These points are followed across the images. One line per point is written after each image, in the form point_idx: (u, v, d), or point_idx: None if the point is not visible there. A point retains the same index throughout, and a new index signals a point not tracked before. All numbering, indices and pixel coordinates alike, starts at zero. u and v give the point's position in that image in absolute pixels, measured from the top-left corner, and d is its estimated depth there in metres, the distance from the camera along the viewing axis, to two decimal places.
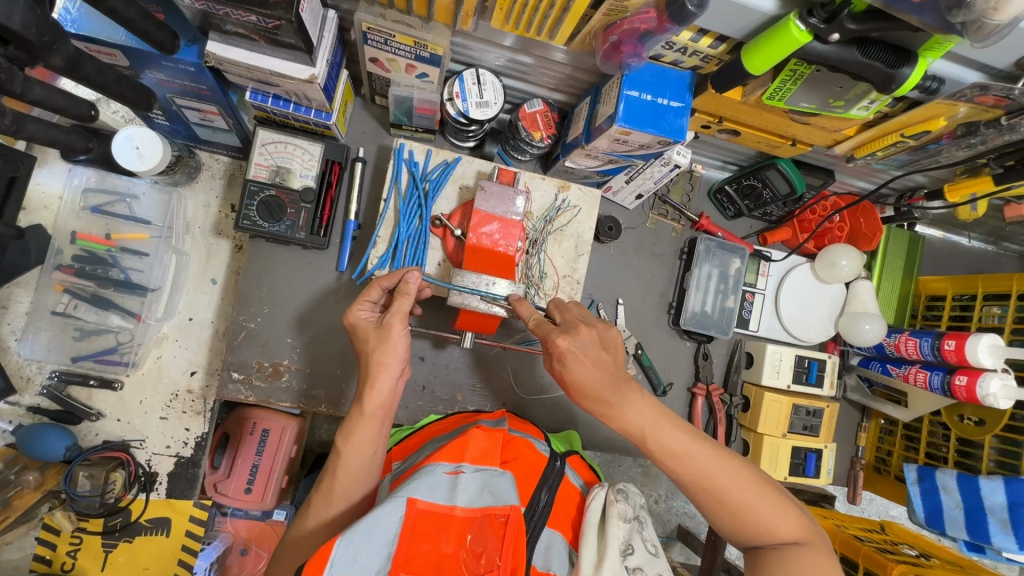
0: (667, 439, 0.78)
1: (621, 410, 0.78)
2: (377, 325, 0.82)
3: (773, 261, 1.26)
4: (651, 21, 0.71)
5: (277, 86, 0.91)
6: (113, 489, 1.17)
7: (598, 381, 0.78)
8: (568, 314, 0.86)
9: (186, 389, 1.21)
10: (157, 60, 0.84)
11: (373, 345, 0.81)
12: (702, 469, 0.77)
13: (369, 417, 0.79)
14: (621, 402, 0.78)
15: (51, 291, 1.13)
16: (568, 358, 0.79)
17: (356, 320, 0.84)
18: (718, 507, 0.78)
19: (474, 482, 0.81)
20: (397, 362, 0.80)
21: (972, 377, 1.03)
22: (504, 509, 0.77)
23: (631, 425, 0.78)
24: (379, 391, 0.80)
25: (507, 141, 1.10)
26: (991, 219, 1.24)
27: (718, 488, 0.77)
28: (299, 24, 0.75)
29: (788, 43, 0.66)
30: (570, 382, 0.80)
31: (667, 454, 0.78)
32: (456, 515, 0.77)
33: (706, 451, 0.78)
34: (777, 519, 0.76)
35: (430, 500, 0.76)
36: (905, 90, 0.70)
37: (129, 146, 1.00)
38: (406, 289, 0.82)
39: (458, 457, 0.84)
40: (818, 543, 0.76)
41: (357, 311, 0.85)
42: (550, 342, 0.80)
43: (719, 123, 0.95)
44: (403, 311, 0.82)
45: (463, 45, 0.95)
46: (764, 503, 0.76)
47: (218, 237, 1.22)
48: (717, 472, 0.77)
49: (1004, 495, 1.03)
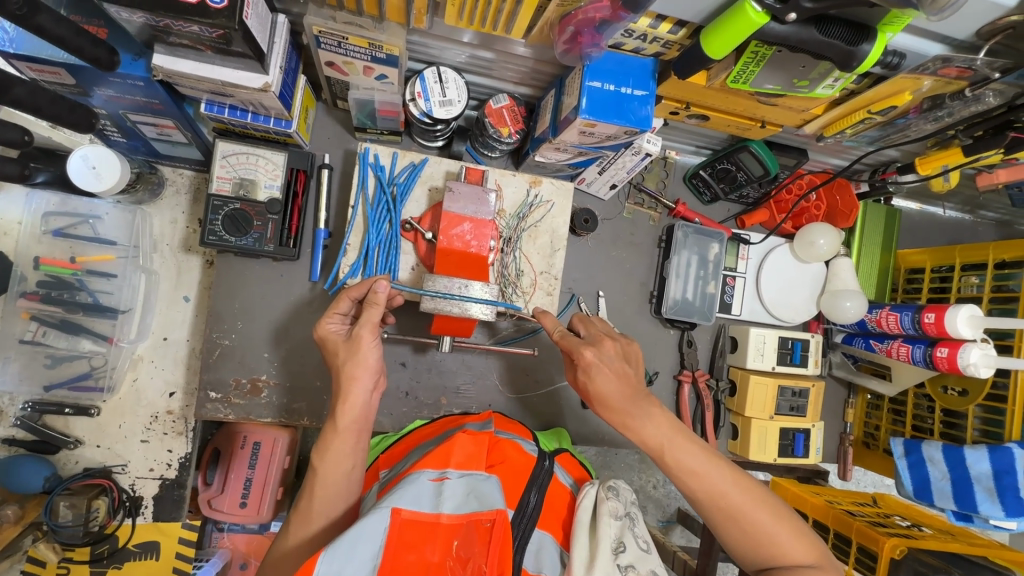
0: (685, 457, 0.79)
1: (640, 423, 0.80)
2: (347, 338, 0.81)
3: (752, 244, 1.25)
4: (605, 9, 0.69)
5: (231, 96, 0.88)
6: (97, 517, 1.15)
7: (620, 395, 0.80)
8: (591, 331, 0.87)
9: (165, 410, 1.20)
10: (102, 77, 0.81)
11: (345, 358, 0.80)
12: (718, 488, 0.78)
13: (343, 432, 0.78)
14: (639, 412, 0.80)
15: (16, 319, 1.08)
16: (594, 370, 0.81)
17: (326, 333, 0.83)
18: (731, 526, 0.79)
19: (459, 488, 0.80)
20: (372, 370, 0.80)
21: (953, 348, 1.03)
22: (489, 514, 0.76)
23: (650, 439, 0.80)
24: (353, 405, 0.78)
25: (476, 139, 1.08)
26: (965, 189, 1.24)
27: (733, 507, 0.78)
28: (245, 32, 0.73)
29: (745, 26, 0.64)
30: (593, 393, 0.82)
31: (684, 471, 0.79)
32: (442, 523, 0.76)
33: (723, 472, 0.79)
34: (791, 541, 0.77)
35: (414, 509, 0.75)
36: (867, 67, 0.68)
37: (85, 166, 0.97)
38: (375, 299, 0.81)
39: (443, 463, 0.83)
40: (829, 567, 0.77)
41: (327, 324, 0.84)
42: (577, 354, 0.82)
43: (687, 109, 0.94)
44: (373, 322, 0.80)
45: (422, 44, 0.92)
46: (777, 522, 0.78)
47: (187, 253, 1.20)
48: (733, 492, 0.78)
49: (989, 463, 1.02)
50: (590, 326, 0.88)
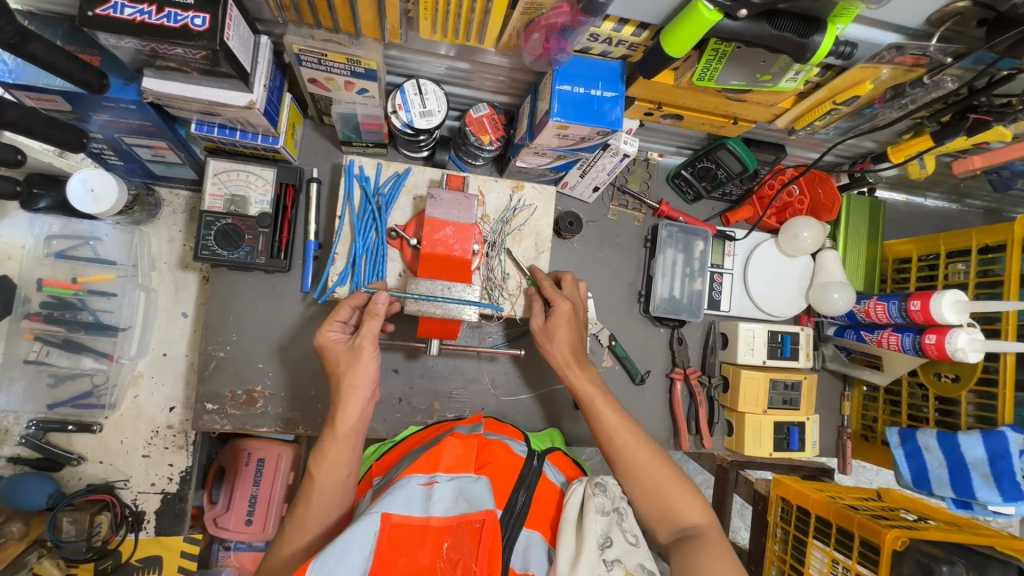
0: (606, 411, 0.94)
1: (576, 373, 0.98)
2: (348, 347, 0.87)
3: (738, 240, 1.26)
4: (566, 15, 0.72)
5: (219, 115, 0.92)
6: (100, 532, 1.16)
7: (573, 340, 0.99)
8: (549, 292, 1.00)
9: (166, 425, 1.22)
10: (97, 102, 0.85)
11: (346, 368, 0.85)
12: (628, 445, 0.91)
13: (342, 438, 0.82)
14: (581, 363, 0.99)
15: (21, 340, 1.12)
16: (560, 317, 0.99)
17: (325, 342, 0.88)
18: (636, 482, 0.89)
19: (448, 491, 0.81)
20: (369, 380, 0.85)
21: (940, 334, 1.03)
22: (478, 515, 0.77)
23: (583, 388, 0.97)
24: (350, 414, 0.83)
25: (458, 147, 1.11)
26: (946, 176, 1.26)
27: (638, 462, 0.90)
28: (226, 52, 0.76)
29: (700, 24, 0.67)
30: (552, 335, 0.99)
31: (603, 424, 0.94)
32: (433, 526, 0.77)
33: (632, 431, 0.93)
34: (686, 504, 0.87)
35: (405, 514, 0.76)
36: (820, 58, 0.71)
37: (84, 188, 1.01)
38: (375, 310, 0.87)
39: (433, 467, 0.85)
40: (716, 535, 0.84)
41: (326, 331, 0.88)
42: (554, 300, 1.00)
43: (660, 109, 0.96)
44: (373, 333, 0.86)
45: (401, 58, 0.96)
46: (675, 484, 0.88)
47: (185, 270, 1.23)
48: (639, 450, 0.91)
49: (984, 449, 1.02)
50: (549, 286, 1.01)
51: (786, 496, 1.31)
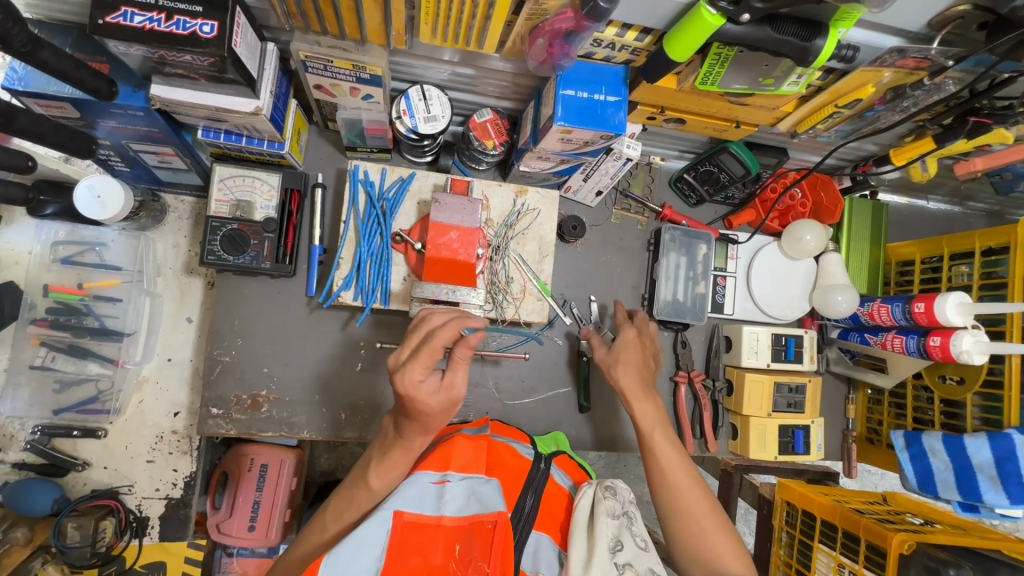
0: (660, 447, 0.90)
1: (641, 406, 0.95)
2: (446, 399, 0.72)
3: (740, 243, 1.27)
4: (570, 20, 0.73)
5: (226, 121, 0.92)
6: (104, 538, 1.16)
7: (636, 370, 0.99)
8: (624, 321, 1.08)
9: (170, 430, 1.22)
10: (105, 109, 0.86)
11: (439, 414, 0.73)
12: (676, 484, 0.86)
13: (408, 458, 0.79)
14: (648, 394, 0.95)
15: (27, 345, 1.13)
16: (625, 346, 1.02)
17: (414, 391, 0.69)
18: (681, 523, 0.84)
19: (460, 490, 0.81)
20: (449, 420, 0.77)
21: (945, 337, 1.02)
22: (490, 516, 0.76)
23: (645, 421, 0.93)
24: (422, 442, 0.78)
25: (462, 152, 1.12)
26: (948, 179, 1.26)
27: (684, 503, 0.85)
28: (234, 59, 0.77)
29: (703, 28, 0.68)
30: (614, 363, 1.00)
31: (655, 460, 0.89)
32: (445, 525, 0.77)
33: (685, 471, 0.88)
34: (728, 554, 0.81)
35: (417, 512, 0.76)
36: (822, 62, 0.71)
37: (91, 195, 1.02)
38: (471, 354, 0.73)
39: (444, 465, 0.84)
40: None
41: (419, 380, 0.70)
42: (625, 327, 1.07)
43: (662, 113, 0.97)
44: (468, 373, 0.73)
45: (405, 64, 0.97)
46: (719, 531, 0.83)
47: (189, 275, 1.24)
48: (690, 492, 0.85)
49: (990, 451, 1.01)
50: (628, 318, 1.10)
51: (791, 500, 1.30)
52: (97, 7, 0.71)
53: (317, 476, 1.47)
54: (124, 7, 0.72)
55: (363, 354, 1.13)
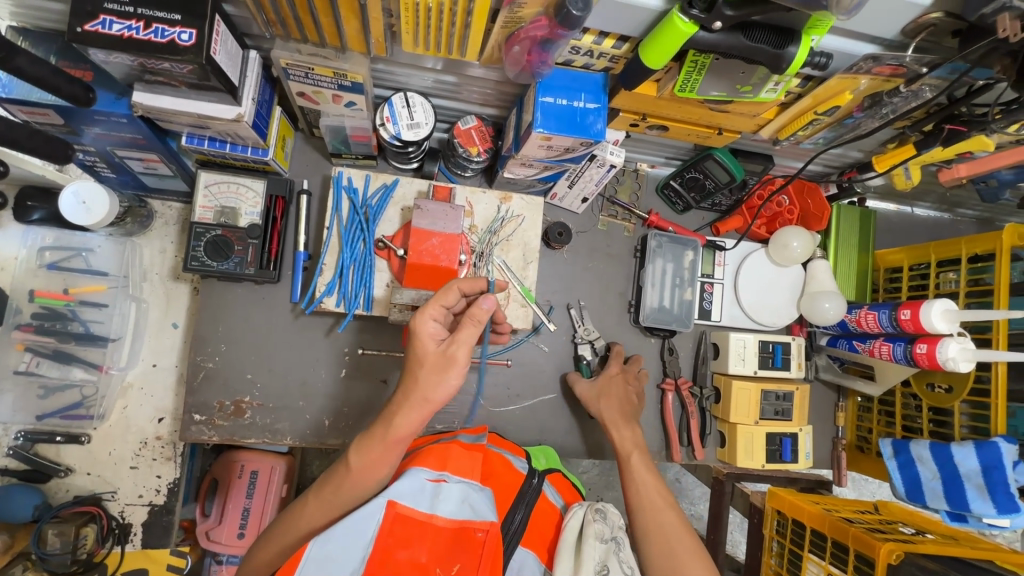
0: (641, 469, 0.94)
1: (622, 437, 1.02)
2: (440, 351, 0.79)
3: (727, 250, 1.27)
4: (544, 28, 0.73)
5: (209, 128, 0.93)
6: (85, 544, 1.16)
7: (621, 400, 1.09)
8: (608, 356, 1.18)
9: (155, 436, 1.22)
10: (88, 115, 0.87)
11: (430, 371, 0.78)
12: (652, 503, 0.89)
13: (390, 444, 0.79)
14: (629, 423, 1.05)
15: (11, 351, 1.12)
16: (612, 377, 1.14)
17: (421, 326, 0.79)
18: (654, 545, 0.84)
19: (455, 492, 0.82)
20: (446, 395, 0.79)
21: (931, 344, 1.02)
22: (482, 525, 0.78)
23: (625, 448, 1.00)
24: (406, 423, 0.79)
25: (447, 159, 1.12)
26: (935, 186, 1.26)
27: (658, 524, 0.86)
28: (212, 66, 0.77)
29: (676, 36, 0.68)
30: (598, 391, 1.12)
31: (634, 480, 0.93)
32: (436, 524, 0.78)
33: (661, 494, 0.91)
34: None
35: (410, 506, 0.78)
36: (796, 69, 0.71)
37: (76, 201, 1.02)
38: (478, 316, 0.78)
39: (441, 466, 0.86)
40: None
41: (427, 320, 0.80)
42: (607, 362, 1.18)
43: (644, 119, 0.97)
44: (470, 343, 0.79)
45: (388, 72, 0.98)
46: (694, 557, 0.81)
47: (176, 281, 1.24)
48: (664, 512, 0.87)
49: (977, 460, 1.00)
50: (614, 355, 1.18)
51: (782, 509, 1.29)
52: (75, 14, 0.72)
53: (304, 484, 1.46)
54: (103, 16, 0.72)
55: (347, 360, 1.12)
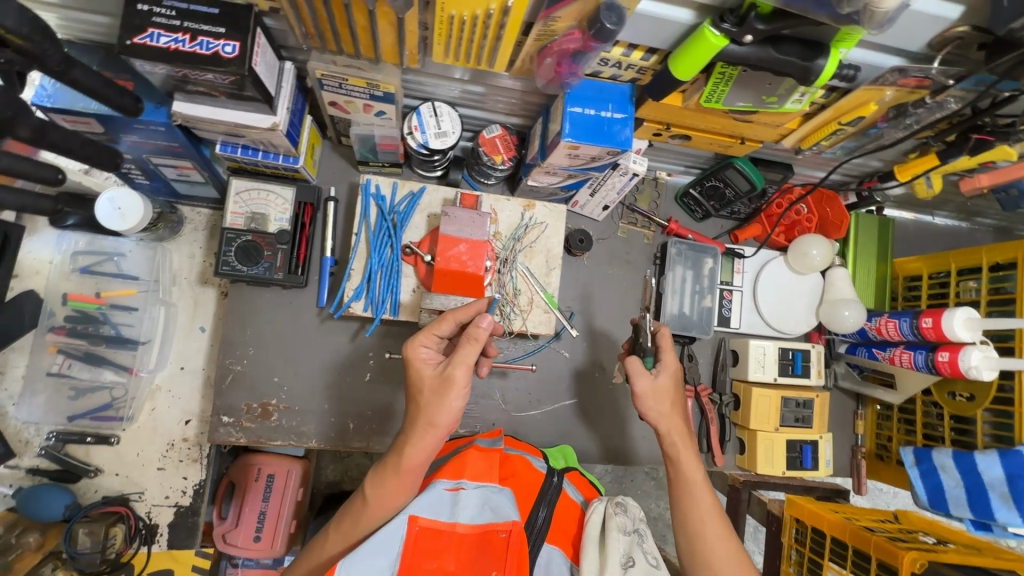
0: (696, 494, 0.87)
1: (694, 468, 0.88)
2: (438, 374, 0.79)
3: (746, 257, 1.28)
4: (577, 41, 0.75)
5: (244, 137, 0.95)
6: (114, 544, 1.18)
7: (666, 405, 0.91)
8: (662, 339, 0.94)
9: (181, 438, 1.24)
10: (129, 124, 0.90)
11: (430, 395, 0.79)
12: (701, 532, 0.85)
13: (404, 474, 0.80)
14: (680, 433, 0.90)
15: (45, 353, 1.16)
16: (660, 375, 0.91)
17: (416, 355, 0.81)
18: (698, 566, 0.84)
19: (474, 498, 0.84)
20: (450, 418, 0.78)
21: (953, 352, 1.02)
22: (505, 525, 0.80)
23: (699, 483, 0.88)
24: (418, 450, 0.79)
25: (472, 167, 1.14)
26: (954, 195, 1.27)
27: (706, 551, 0.84)
28: (254, 77, 0.80)
29: (707, 49, 0.70)
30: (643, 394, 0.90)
31: (686, 504, 0.87)
32: (459, 532, 0.81)
33: (715, 519, 0.86)
34: None
35: (431, 518, 0.81)
36: (824, 81, 0.73)
37: (112, 207, 1.05)
38: (475, 333, 0.78)
39: (457, 474, 0.88)
40: None
41: (419, 347, 0.82)
42: (665, 349, 0.93)
43: (668, 129, 0.98)
44: (469, 362, 0.79)
45: (417, 82, 1.00)
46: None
47: (204, 285, 1.26)
48: (713, 541, 0.84)
49: (1001, 468, 1.00)
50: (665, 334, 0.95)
51: (801, 516, 1.28)
52: (125, 28, 0.75)
53: (321, 488, 1.48)
54: (152, 29, 0.75)
55: (372, 364, 1.14)
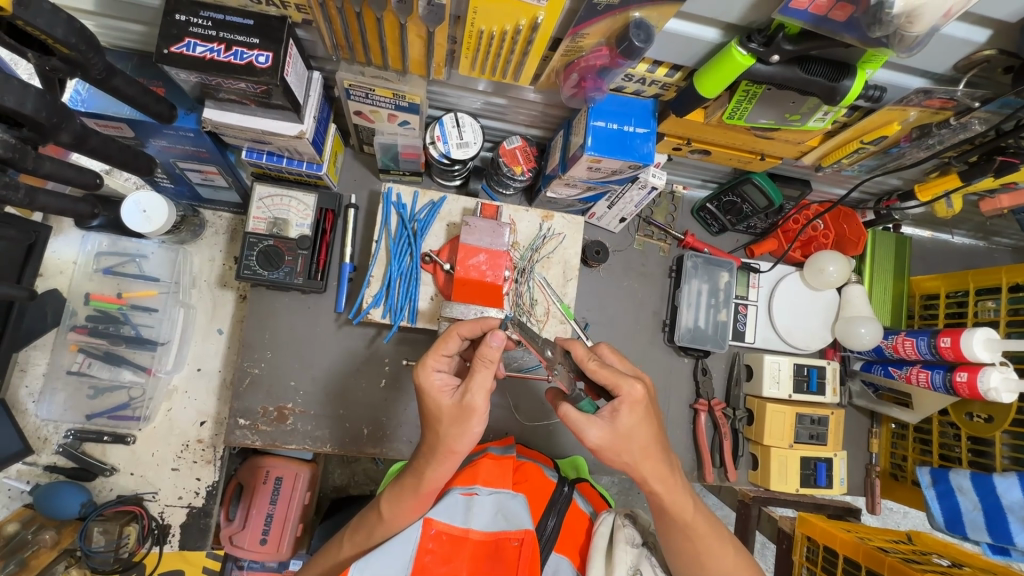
0: (700, 520, 0.83)
1: (687, 511, 0.80)
2: (456, 403, 0.75)
3: (762, 272, 1.28)
4: (605, 57, 0.76)
5: (270, 144, 0.97)
6: (127, 544, 1.19)
7: (647, 438, 0.75)
8: (603, 375, 0.76)
9: (196, 440, 1.24)
10: (159, 129, 0.91)
11: (449, 425, 0.76)
12: (699, 558, 0.83)
13: (421, 496, 0.80)
14: (666, 466, 0.78)
15: (66, 351, 1.18)
16: (621, 412, 0.74)
17: (427, 386, 0.77)
18: None
19: (488, 505, 0.84)
20: (469, 445, 0.77)
21: (972, 373, 1.01)
22: (517, 533, 0.80)
23: (694, 523, 0.82)
24: (433, 478, 0.79)
25: (491, 177, 1.15)
26: (972, 214, 1.26)
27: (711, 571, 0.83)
28: (285, 87, 0.82)
29: (733, 67, 0.71)
30: (605, 445, 0.74)
31: (685, 534, 0.82)
32: (472, 538, 0.82)
33: (721, 541, 0.84)
34: None
35: (446, 522, 0.82)
36: (850, 100, 0.74)
37: (137, 210, 1.06)
38: (486, 355, 0.73)
39: (470, 480, 0.88)
40: None
41: (433, 374, 0.77)
42: (615, 384, 0.75)
43: (688, 144, 0.99)
44: (486, 387, 0.74)
45: (441, 93, 1.02)
46: None
47: (222, 288, 1.28)
48: (721, 559, 0.84)
49: (1020, 492, 0.99)
50: (602, 366, 0.76)
51: (813, 535, 1.26)
52: (162, 37, 0.77)
53: (328, 492, 1.48)
54: (188, 39, 0.77)
55: (387, 370, 1.15)
